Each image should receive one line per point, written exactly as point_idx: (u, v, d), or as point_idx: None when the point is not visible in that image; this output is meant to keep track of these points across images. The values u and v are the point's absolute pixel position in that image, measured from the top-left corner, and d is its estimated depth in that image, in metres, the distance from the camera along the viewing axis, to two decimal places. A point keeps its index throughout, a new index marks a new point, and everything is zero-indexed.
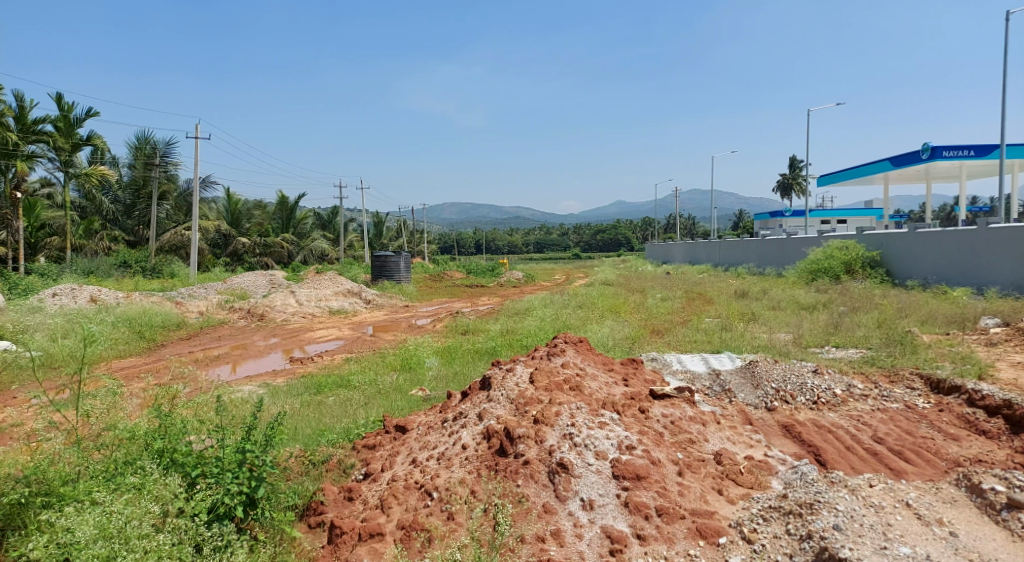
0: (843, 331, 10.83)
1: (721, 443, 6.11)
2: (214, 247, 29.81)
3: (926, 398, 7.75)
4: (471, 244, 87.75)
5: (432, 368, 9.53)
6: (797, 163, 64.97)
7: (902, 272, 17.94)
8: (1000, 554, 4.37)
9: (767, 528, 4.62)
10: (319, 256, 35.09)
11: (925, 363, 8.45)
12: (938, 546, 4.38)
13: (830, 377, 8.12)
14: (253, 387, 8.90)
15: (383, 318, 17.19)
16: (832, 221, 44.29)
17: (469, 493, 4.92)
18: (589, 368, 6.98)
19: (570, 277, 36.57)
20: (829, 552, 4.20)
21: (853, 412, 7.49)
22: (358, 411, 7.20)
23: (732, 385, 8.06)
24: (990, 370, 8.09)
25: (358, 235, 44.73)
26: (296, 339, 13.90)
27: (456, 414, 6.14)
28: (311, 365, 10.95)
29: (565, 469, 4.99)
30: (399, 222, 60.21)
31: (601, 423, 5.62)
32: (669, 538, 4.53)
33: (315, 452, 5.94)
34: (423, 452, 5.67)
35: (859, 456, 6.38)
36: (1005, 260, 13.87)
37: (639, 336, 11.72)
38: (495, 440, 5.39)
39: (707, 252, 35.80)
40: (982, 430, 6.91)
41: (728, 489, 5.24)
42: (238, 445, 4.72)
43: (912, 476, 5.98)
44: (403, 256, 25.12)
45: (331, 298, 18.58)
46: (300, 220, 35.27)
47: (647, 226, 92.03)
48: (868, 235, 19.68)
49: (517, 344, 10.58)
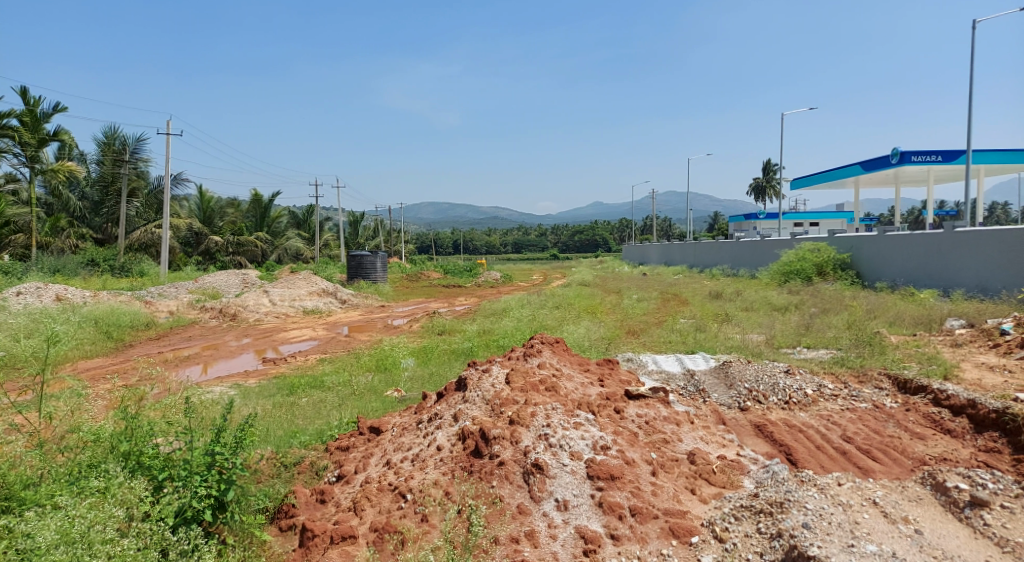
0: (814, 333, 11.00)
1: (695, 443, 6.16)
2: (186, 246, 29.36)
3: (893, 398, 7.91)
4: (448, 245, 87.59)
5: (407, 369, 9.48)
6: (771, 166, 65.71)
7: (871, 275, 18.30)
8: (963, 551, 4.44)
9: (738, 527, 4.69)
10: (293, 255, 34.74)
11: (893, 363, 8.64)
12: (903, 544, 4.44)
13: (801, 378, 8.25)
14: (224, 388, 8.79)
15: (358, 318, 17.06)
16: (804, 223, 45.06)
17: (444, 494, 4.90)
18: (565, 369, 7.01)
19: (547, 278, 36.66)
20: (798, 550, 4.25)
21: (824, 411, 7.62)
22: (331, 412, 7.13)
23: (706, 385, 8.22)
24: (955, 370, 8.29)
25: (334, 235, 44.37)
26: (269, 339, 13.72)
27: (431, 415, 6.10)
28: (283, 365, 10.81)
29: (540, 470, 4.99)
30: (375, 221, 59.79)
31: (576, 423, 5.65)
32: (642, 538, 4.56)
33: (287, 453, 5.85)
34: (397, 453, 5.63)
35: (829, 455, 6.50)
36: (970, 263, 14.23)
37: (615, 337, 11.81)
38: (471, 441, 5.38)
39: (683, 254, 36.20)
40: (947, 429, 7.06)
41: (700, 488, 5.29)
42: (207, 447, 4.64)
43: (879, 474, 6.12)
44: (380, 256, 24.95)
45: (305, 298, 18.39)
46: (275, 218, 34.91)
47: (624, 227, 92.59)
48: (839, 238, 20.08)
49: (493, 345, 10.57)
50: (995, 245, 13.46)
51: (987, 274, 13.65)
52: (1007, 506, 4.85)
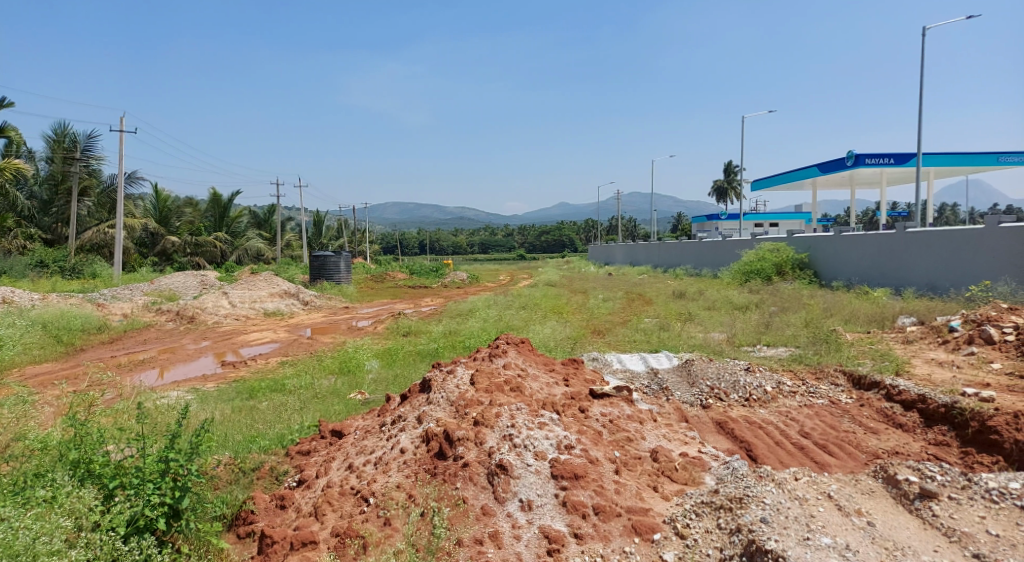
0: (773, 331, 11.24)
1: (658, 441, 6.23)
2: (142, 246, 28.55)
3: (849, 394, 8.14)
4: (413, 246, 87.05)
5: (371, 371, 9.38)
6: (732, 167, 66.95)
7: (828, 274, 18.82)
8: (913, 541, 4.52)
9: (699, 523, 4.77)
10: (254, 255, 34.07)
11: (848, 360, 8.90)
12: (857, 535, 4.52)
13: (761, 375, 8.42)
14: (181, 392, 8.56)
15: (322, 320, 16.83)
16: (764, 224, 46.06)
17: (407, 496, 4.87)
18: (530, 369, 7.03)
19: (513, 278, 36.73)
20: (756, 544, 4.32)
21: (783, 408, 7.80)
22: (293, 416, 7.02)
23: (668, 384, 8.35)
24: (906, 366, 8.57)
25: (297, 235, 43.68)
26: (228, 342, 13.42)
27: (395, 417, 6.05)
28: (243, 369, 10.59)
29: (504, 471, 4.98)
30: (338, 220, 59.01)
31: (541, 423, 5.66)
32: (605, 536, 4.60)
33: (245, 458, 5.73)
34: (360, 456, 5.56)
35: (787, 450, 6.68)
36: (920, 262, 14.72)
37: (581, 336, 11.89)
38: (434, 443, 5.34)
39: (647, 254, 36.65)
40: (899, 424, 7.28)
41: (663, 485, 5.36)
42: (161, 453, 4.51)
43: (835, 468, 6.29)
44: (343, 257, 24.64)
45: (266, 300, 18.06)
46: (235, 218, 34.18)
47: (590, 228, 93.27)
48: (797, 239, 20.57)
49: (459, 346, 10.54)
50: (943, 245, 13.96)
51: (937, 274, 14.15)
52: (954, 497, 4.93)
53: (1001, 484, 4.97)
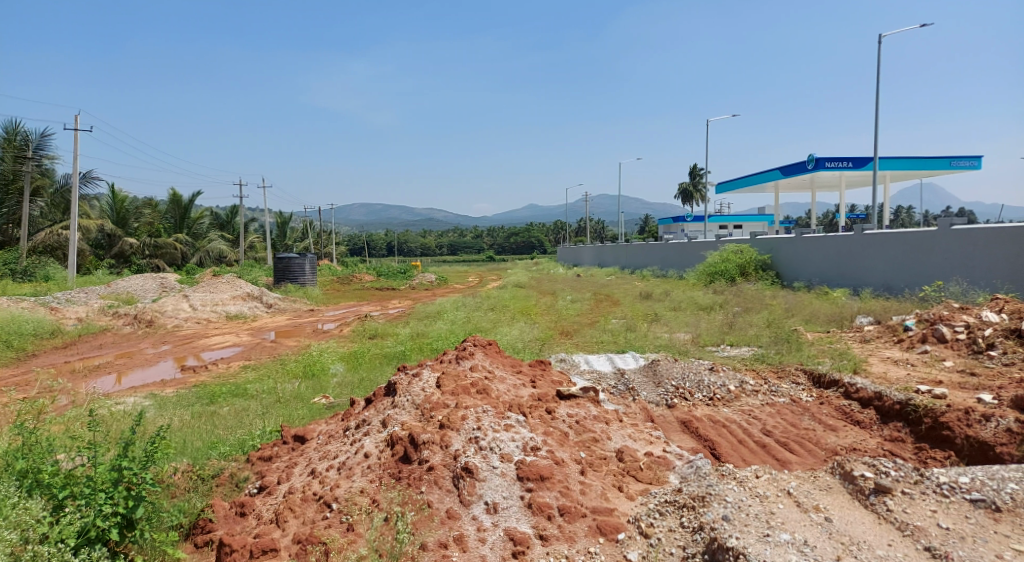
0: (736, 331, 11.44)
1: (624, 441, 6.29)
2: (98, 248, 27.76)
3: (809, 392, 8.32)
4: (381, 247, 86.35)
5: (336, 374, 9.25)
6: (696, 171, 67.92)
7: (789, 274, 19.24)
8: (868, 536, 4.60)
9: (663, 522, 4.82)
10: (216, 257, 33.33)
11: (808, 359, 9.13)
12: (815, 530, 4.58)
13: (725, 374, 8.57)
14: (138, 398, 8.34)
15: (286, 323, 16.55)
16: (728, 226, 46.88)
17: (371, 502, 4.82)
18: (497, 371, 7.02)
19: (482, 279, 36.65)
20: (718, 541, 4.38)
21: (745, 407, 7.93)
22: (254, 421, 6.90)
23: (634, 384, 8.43)
24: (864, 365, 8.81)
25: (261, 236, 42.91)
26: (189, 346, 13.12)
27: (359, 421, 5.97)
28: (203, 373, 10.35)
29: (469, 474, 4.95)
30: (304, 221, 58.16)
31: (507, 425, 5.66)
32: (570, 537, 4.62)
33: (204, 465, 5.59)
34: (323, 462, 5.48)
35: (749, 448, 6.81)
36: (877, 263, 15.15)
37: (548, 338, 11.91)
38: (399, 447, 5.29)
39: (615, 255, 36.99)
40: (857, 420, 7.47)
41: (628, 485, 5.40)
42: (114, 462, 4.38)
43: (795, 465, 6.43)
44: (309, 258, 24.31)
45: (228, 302, 17.72)
46: (196, 220, 33.43)
47: (558, 230, 93.70)
48: (760, 240, 20.98)
49: (427, 347, 10.48)
50: (898, 247, 14.42)
51: (892, 275, 14.61)
52: (907, 492, 5.05)
53: (951, 478, 5.11)
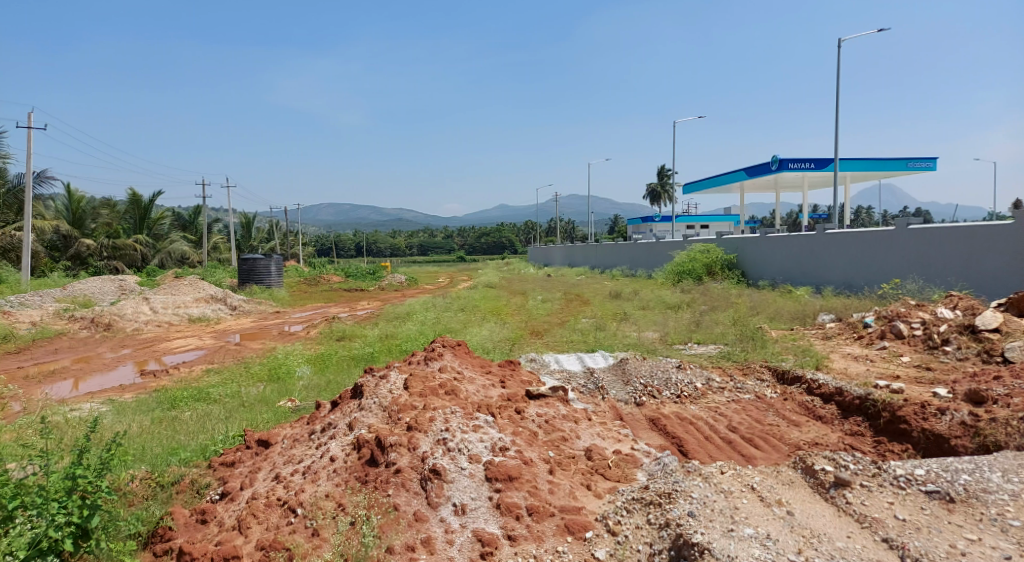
0: (703, 329, 11.59)
1: (593, 440, 6.32)
2: (53, 250, 26.92)
3: (773, 388, 8.47)
4: (349, 247, 85.44)
5: (302, 377, 9.10)
6: (664, 171, 68.71)
7: (754, 273, 19.59)
8: (829, 528, 4.70)
9: (630, 519, 4.86)
10: (178, 258, 32.57)
11: (773, 356, 9.30)
12: (778, 525, 4.65)
13: (692, 372, 8.69)
14: (95, 404, 8.09)
15: (251, 325, 16.26)
16: (695, 225, 47.49)
17: (337, 506, 4.77)
18: (466, 371, 7.00)
19: (453, 280, 36.49)
20: (684, 537, 4.44)
21: (712, 403, 8.03)
22: (217, 426, 6.75)
23: (604, 382, 8.49)
24: (826, 361, 9.00)
25: (224, 237, 42.06)
26: (150, 350, 12.79)
27: (325, 425, 5.88)
28: (164, 378, 10.10)
29: (438, 475, 4.92)
30: (269, 221, 57.23)
31: (475, 426, 5.64)
32: (538, 537, 4.62)
33: (164, 472, 5.46)
34: (288, 466, 5.40)
35: (715, 445, 6.91)
36: (838, 261, 15.53)
37: (519, 338, 11.91)
38: (366, 450, 5.23)
39: (584, 255, 37.21)
40: (819, 416, 7.63)
41: (596, 483, 5.43)
42: (67, 470, 4.25)
43: (760, 460, 6.54)
44: (274, 260, 23.93)
45: (190, 305, 17.32)
46: (157, 221, 32.63)
47: (528, 230, 93.85)
48: (725, 240, 21.30)
49: (395, 349, 10.39)
50: (857, 246, 14.79)
51: (852, 273, 14.98)
52: (865, 484, 5.17)
53: (908, 471, 5.26)
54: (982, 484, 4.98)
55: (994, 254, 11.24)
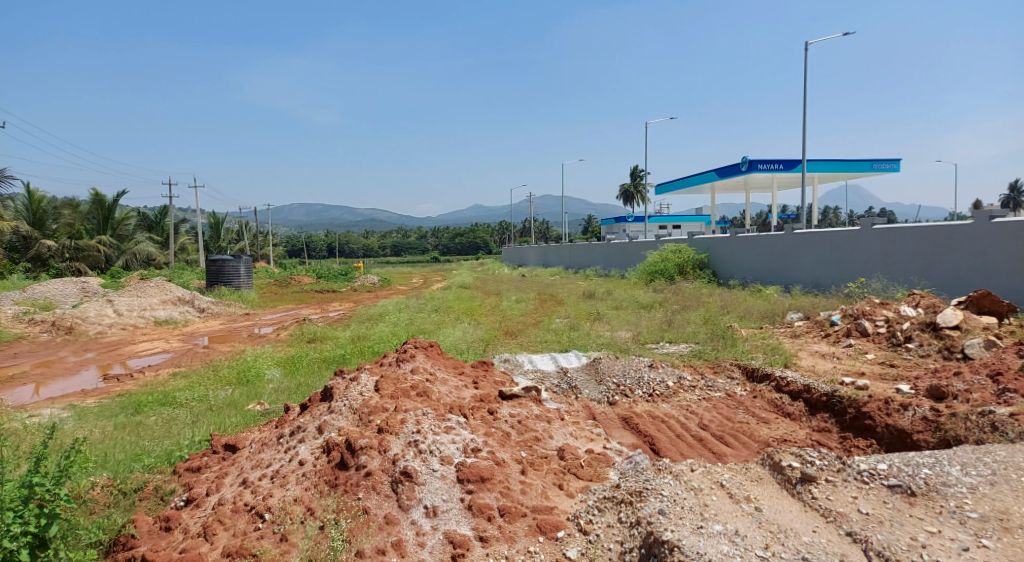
0: (675, 328, 11.70)
1: (565, 439, 6.33)
2: (13, 252, 26.15)
3: (743, 386, 8.59)
4: (321, 248, 84.55)
5: (272, 381, 8.96)
6: (637, 171, 69.26)
7: (725, 273, 19.86)
8: (795, 523, 4.78)
9: (601, 518, 4.89)
10: (144, 259, 31.88)
11: (742, 354, 9.44)
12: (745, 521, 4.72)
13: (663, 371, 8.77)
14: (56, 410, 7.87)
15: (220, 328, 15.97)
16: (668, 226, 47.96)
17: (305, 510, 4.71)
18: (439, 373, 6.96)
19: (427, 280, 36.35)
20: (654, 535, 4.47)
21: (683, 402, 8.11)
22: (183, 431, 6.62)
23: (577, 382, 8.52)
24: (794, 359, 9.16)
25: (192, 238, 41.25)
26: (114, 353, 12.49)
27: (293, 428, 5.79)
28: (129, 382, 9.87)
29: (409, 478, 4.89)
30: (239, 222, 56.32)
31: (447, 427, 5.61)
32: (510, 537, 4.62)
33: (126, 479, 5.32)
34: (256, 471, 5.31)
35: (687, 443, 6.98)
36: (806, 261, 15.81)
37: (492, 338, 11.88)
38: (335, 453, 5.17)
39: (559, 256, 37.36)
40: (787, 413, 7.76)
41: (568, 483, 5.44)
42: (23, 479, 4.14)
43: (730, 457, 6.62)
44: (243, 261, 23.55)
45: (157, 307, 16.96)
46: (122, 221, 31.89)
47: (503, 230, 93.80)
48: (697, 239, 21.54)
49: (368, 351, 10.28)
50: (824, 246, 15.08)
51: (820, 272, 15.26)
52: (831, 479, 5.26)
53: (871, 466, 5.37)
54: (942, 477, 5.11)
55: (955, 253, 11.54)
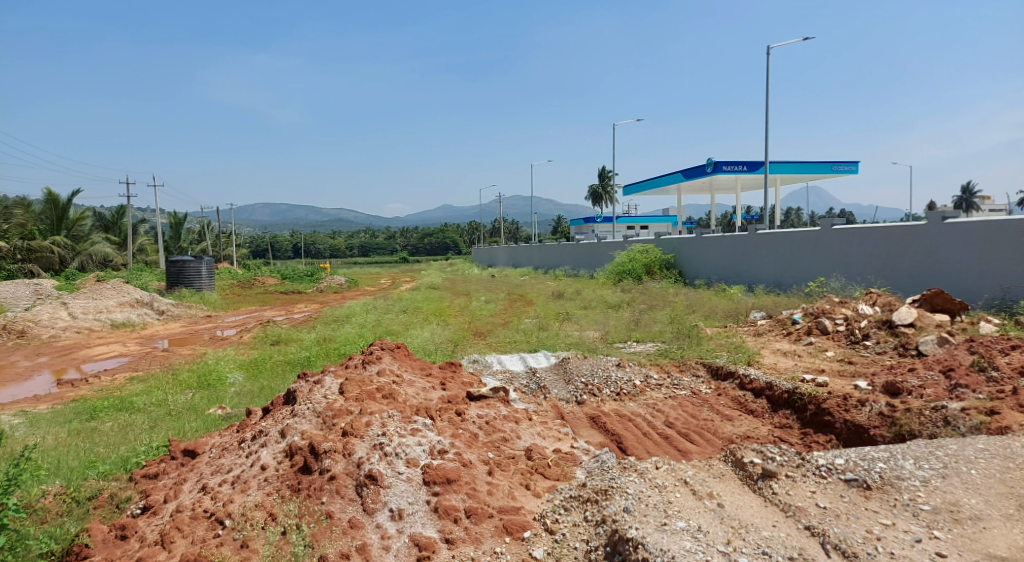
0: (642, 328, 11.82)
1: (533, 439, 6.35)
2: None
3: (707, 384, 8.72)
4: (287, 248, 83.32)
5: (234, 384, 8.79)
6: (605, 172, 69.77)
7: (691, 273, 20.12)
8: (756, 518, 4.86)
9: (567, 517, 4.91)
10: (100, 260, 30.98)
11: (707, 353, 9.58)
12: (708, 517, 4.79)
13: (631, 370, 8.86)
14: (6, 417, 7.60)
15: (180, 331, 15.59)
16: (635, 226, 48.43)
17: (267, 516, 4.63)
18: (406, 374, 6.91)
19: (395, 281, 36.23)
20: (619, 533, 4.51)
21: (649, 400, 8.20)
22: (141, 436, 6.45)
23: (546, 382, 8.54)
24: (757, 357, 9.33)
25: (150, 238, 40.23)
26: (68, 358, 12.10)
27: (255, 432, 5.68)
28: (84, 387, 9.58)
29: (374, 481, 4.84)
30: (201, 222, 55.17)
31: (413, 429, 5.56)
32: (476, 538, 4.61)
33: (79, 487, 5.16)
34: (216, 476, 5.20)
35: (653, 440, 7.05)
36: (768, 261, 16.12)
37: (461, 339, 11.85)
38: (299, 457, 5.10)
39: (528, 255, 37.43)
40: (750, 410, 7.90)
41: (535, 483, 5.45)
42: None
43: (694, 454, 6.71)
44: (204, 262, 23.07)
45: (114, 310, 16.49)
46: (77, 221, 30.97)
47: (473, 230, 93.64)
48: (664, 240, 21.78)
49: (333, 353, 10.16)
50: (786, 247, 15.39)
51: (782, 272, 15.58)
52: (791, 475, 5.38)
53: (829, 461, 5.50)
54: (896, 471, 5.26)
55: (910, 254, 11.89)
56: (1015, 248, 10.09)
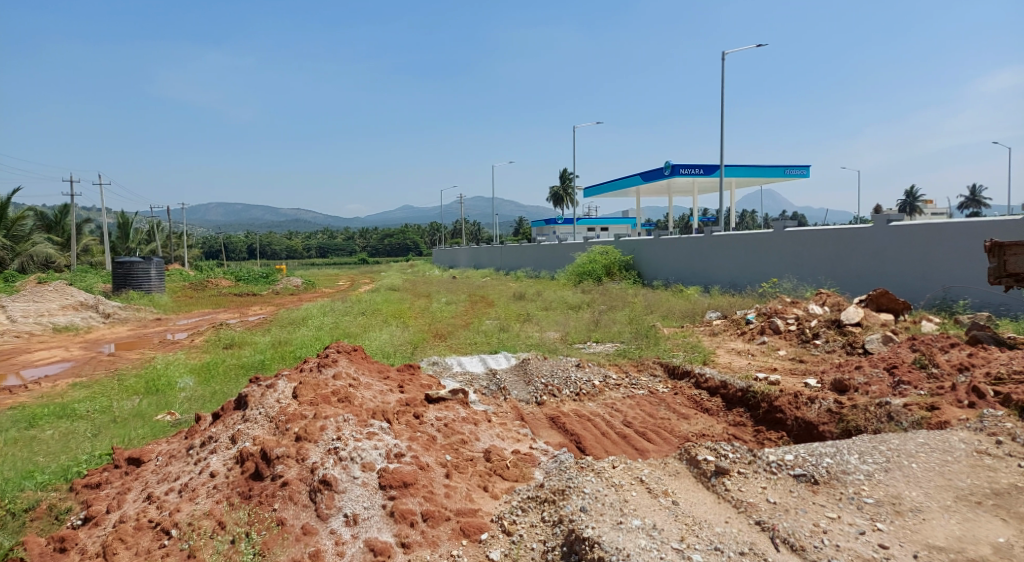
0: (601, 328, 11.92)
1: (492, 440, 6.34)
2: None
3: (664, 383, 8.84)
4: (242, 249, 81.36)
5: (185, 389, 8.53)
6: (566, 175, 70.17)
7: (650, 274, 20.38)
8: (709, 515, 4.94)
9: (525, 518, 4.92)
10: (42, 261, 29.68)
11: (664, 353, 9.72)
12: (663, 514, 4.85)
13: (590, 370, 8.94)
14: None
15: (128, 334, 15.08)
16: (596, 228, 48.84)
17: (216, 524, 4.51)
18: (363, 377, 6.82)
19: (354, 282, 35.69)
20: (575, 533, 4.53)
21: (608, 400, 8.27)
22: (83, 444, 6.21)
23: (506, 383, 8.54)
24: (712, 356, 9.51)
25: (96, 239, 38.73)
26: (6, 363, 11.55)
27: (205, 438, 5.53)
28: (23, 394, 9.17)
29: (327, 486, 4.75)
30: (151, 223, 53.43)
31: (369, 433, 5.48)
32: (433, 542, 4.57)
33: (15, 499, 4.94)
34: (163, 484, 5.05)
35: (611, 440, 7.12)
36: (724, 262, 16.44)
37: (421, 341, 11.75)
38: (250, 463, 4.97)
39: (490, 256, 37.41)
40: (705, 408, 8.03)
41: (493, 484, 5.44)
42: None
43: (651, 453, 6.80)
44: (154, 263, 22.39)
45: (56, 313, 15.86)
46: (16, 220, 29.61)
47: (433, 231, 93.08)
48: (623, 241, 22.00)
49: (289, 356, 9.95)
50: (741, 248, 15.73)
51: (737, 273, 15.91)
52: (742, 471, 5.49)
53: (779, 457, 5.63)
54: (841, 466, 5.42)
55: (857, 255, 12.30)
56: (954, 250, 10.52)
